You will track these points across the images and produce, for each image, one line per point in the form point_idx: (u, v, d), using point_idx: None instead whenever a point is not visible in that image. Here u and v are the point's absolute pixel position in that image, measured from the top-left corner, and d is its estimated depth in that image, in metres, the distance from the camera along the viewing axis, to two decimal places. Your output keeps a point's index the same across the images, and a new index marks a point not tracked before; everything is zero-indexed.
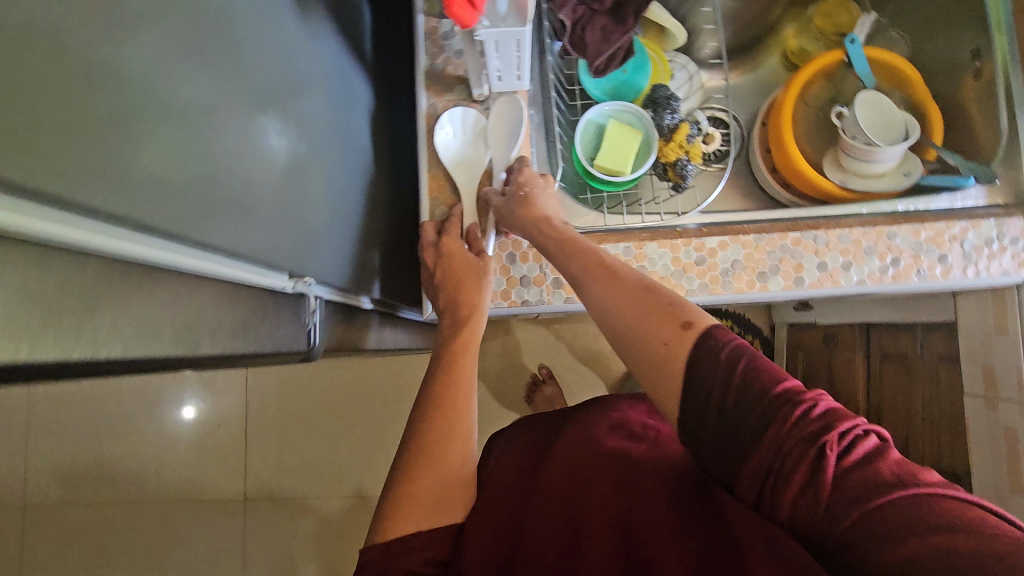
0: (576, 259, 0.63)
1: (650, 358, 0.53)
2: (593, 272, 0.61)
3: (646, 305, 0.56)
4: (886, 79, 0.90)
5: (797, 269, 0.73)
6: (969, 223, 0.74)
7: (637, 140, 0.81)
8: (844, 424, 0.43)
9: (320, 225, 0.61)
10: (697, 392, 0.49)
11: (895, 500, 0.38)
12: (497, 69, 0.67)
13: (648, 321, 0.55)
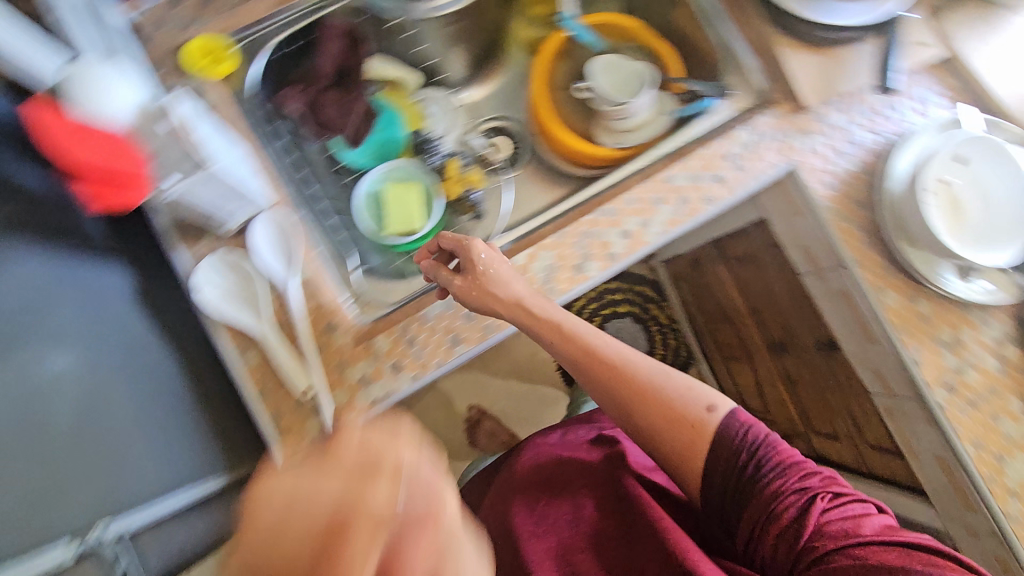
0: (600, 380, 0.71)
1: (669, 436, 0.68)
2: (619, 385, 0.70)
3: (665, 396, 0.69)
4: (616, 34, 0.95)
5: (604, 247, 0.76)
6: (724, 138, 0.82)
7: (415, 193, 0.82)
8: (837, 491, 0.61)
9: (124, 445, 0.61)
10: (714, 461, 0.65)
11: (865, 544, 0.56)
12: (220, 204, 0.62)
13: (671, 407, 0.68)
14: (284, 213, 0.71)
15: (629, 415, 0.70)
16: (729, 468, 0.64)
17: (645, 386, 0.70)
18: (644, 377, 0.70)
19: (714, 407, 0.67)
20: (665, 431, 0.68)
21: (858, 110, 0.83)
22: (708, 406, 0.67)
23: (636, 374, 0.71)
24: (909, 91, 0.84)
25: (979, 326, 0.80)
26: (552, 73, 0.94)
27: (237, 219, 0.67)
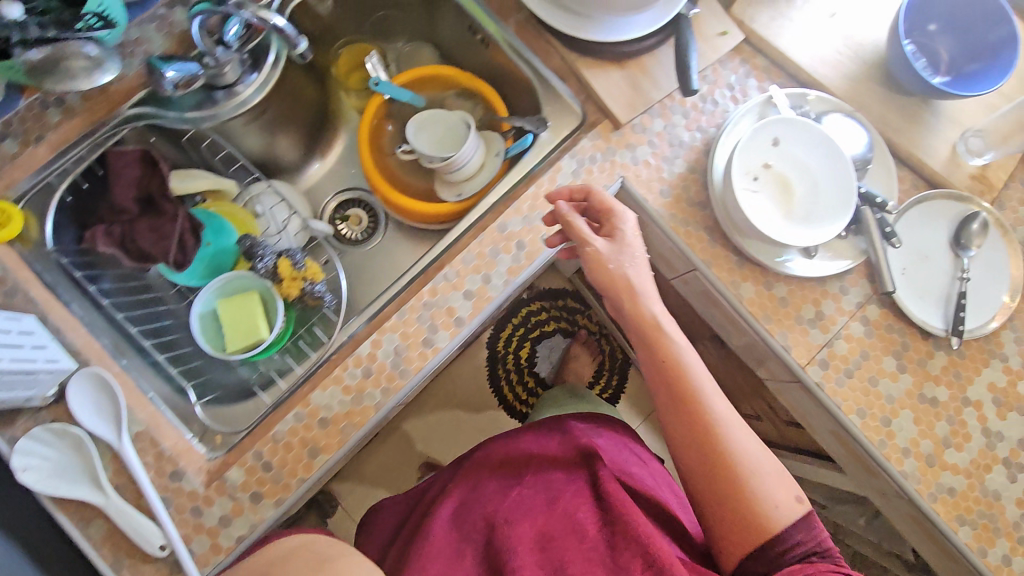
0: (686, 423, 0.69)
1: (731, 506, 0.66)
2: (700, 438, 0.68)
3: (751, 470, 0.66)
4: (433, 85, 0.94)
5: (450, 314, 0.75)
6: (552, 171, 0.80)
7: (249, 305, 0.80)
8: None
9: None
10: (767, 550, 0.63)
11: None
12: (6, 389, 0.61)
13: (752, 487, 0.66)
14: (95, 372, 0.69)
15: (704, 457, 0.68)
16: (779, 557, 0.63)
17: (738, 446, 0.68)
18: (739, 440, 0.68)
19: (802, 498, 0.66)
20: (726, 501, 0.66)
21: (676, 112, 0.83)
22: (795, 496, 0.66)
23: (728, 443, 0.67)
24: (718, 82, 0.84)
25: (839, 295, 0.81)
26: (377, 139, 0.92)
27: (44, 390, 0.67)
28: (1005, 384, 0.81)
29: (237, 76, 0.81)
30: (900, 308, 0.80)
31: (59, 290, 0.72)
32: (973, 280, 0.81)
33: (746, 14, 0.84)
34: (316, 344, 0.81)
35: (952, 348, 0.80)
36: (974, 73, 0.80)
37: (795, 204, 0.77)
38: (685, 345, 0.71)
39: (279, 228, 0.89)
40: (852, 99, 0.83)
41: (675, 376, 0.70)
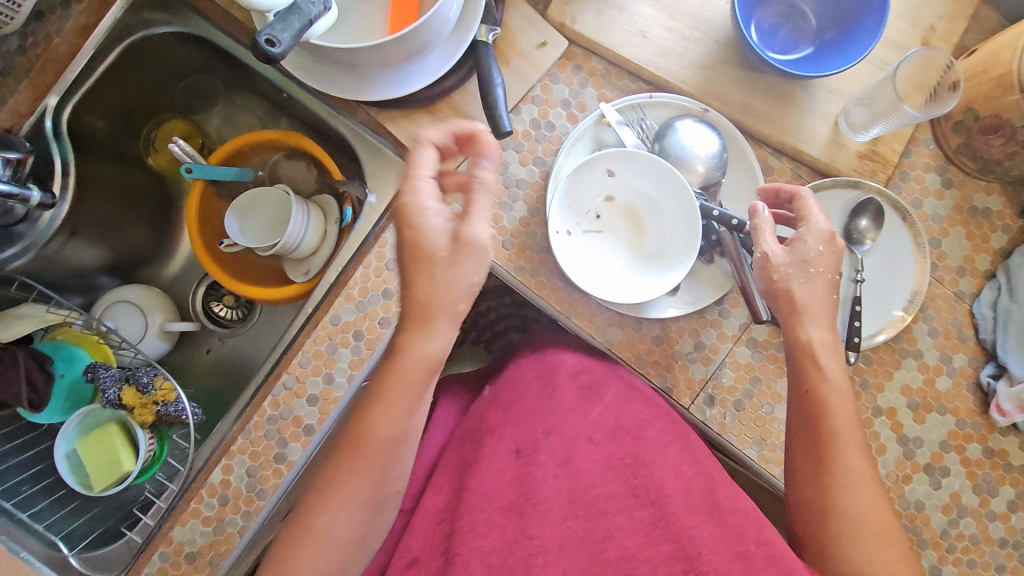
0: (803, 459, 0.59)
1: (825, 540, 0.56)
2: (824, 476, 0.57)
3: (870, 532, 0.56)
4: (256, 154, 0.87)
5: (297, 423, 0.72)
6: (377, 247, 0.73)
7: (112, 437, 0.78)
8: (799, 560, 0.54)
9: None
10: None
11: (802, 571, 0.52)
12: None
13: (861, 545, 0.55)
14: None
15: (826, 491, 0.57)
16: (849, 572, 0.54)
17: (868, 485, 0.57)
18: (869, 475, 0.58)
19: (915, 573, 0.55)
20: (822, 547, 0.56)
21: (507, 147, 0.72)
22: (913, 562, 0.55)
23: (848, 501, 0.56)
24: (550, 102, 0.73)
25: (720, 322, 0.71)
26: (208, 225, 0.84)
27: None
28: (921, 384, 0.72)
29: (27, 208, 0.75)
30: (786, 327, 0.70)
31: None
32: (869, 279, 0.71)
33: (566, 14, 0.72)
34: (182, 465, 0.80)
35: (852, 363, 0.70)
36: (833, 43, 0.69)
37: (641, 239, 0.68)
38: (834, 363, 0.61)
39: (135, 343, 0.88)
40: (705, 92, 0.71)
41: (816, 413, 0.59)
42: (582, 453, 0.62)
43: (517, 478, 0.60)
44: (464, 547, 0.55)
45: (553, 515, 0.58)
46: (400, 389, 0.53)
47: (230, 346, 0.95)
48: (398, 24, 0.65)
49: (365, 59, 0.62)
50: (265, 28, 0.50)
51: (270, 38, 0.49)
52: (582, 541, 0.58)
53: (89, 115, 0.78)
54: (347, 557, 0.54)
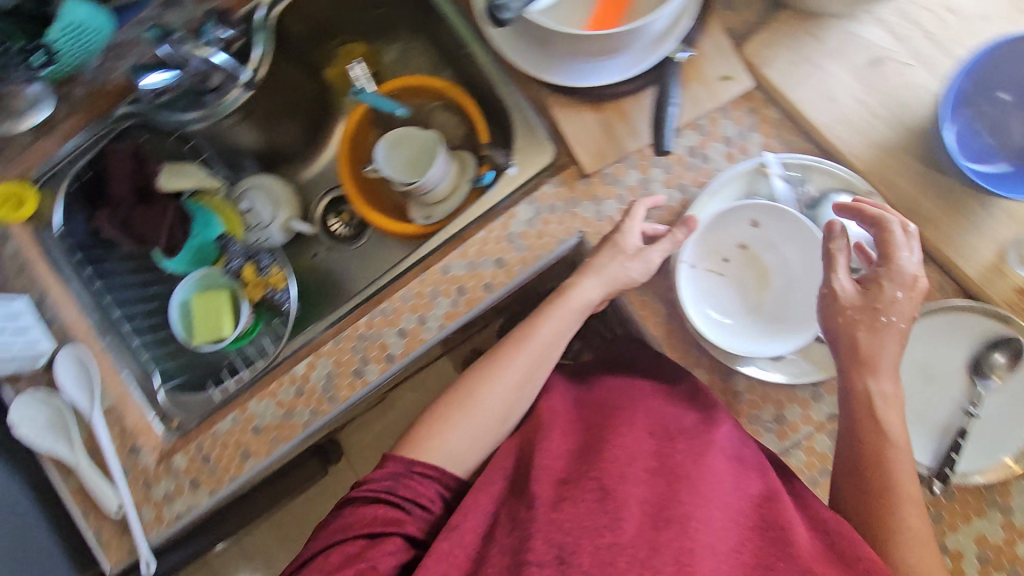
0: (854, 501, 0.58)
1: None
2: (879, 535, 0.56)
3: None
4: (418, 97, 0.92)
5: (382, 349, 0.77)
6: (505, 217, 0.76)
7: (221, 303, 0.87)
8: None
9: None
10: None
11: None
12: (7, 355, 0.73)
13: None
14: (92, 351, 0.81)
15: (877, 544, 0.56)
16: None
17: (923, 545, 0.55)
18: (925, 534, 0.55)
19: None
20: None
21: (657, 165, 0.73)
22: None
23: (902, 561, 0.54)
24: (714, 135, 0.73)
25: (810, 403, 0.69)
26: (359, 148, 0.93)
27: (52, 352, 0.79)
28: (1000, 540, 0.65)
29: (222, 80, 0.83)
30: None
31: (61, 269, 0.83)
32: (982, 415, 0.68)
33: (760, 57, 0.72)
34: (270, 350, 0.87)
35: (935, 493, 0.67)
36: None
37: (760, 297, 0.69)
38: (890, 415, 0.58)
39: (260, 229, 0.96)
40: (875, 174, 0.69)
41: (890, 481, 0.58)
42: (714, 451, 0.60)
43: (654, 452, 0.60)
44: (617, 492, 0.53)
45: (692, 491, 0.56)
46: (562, 311, 0.69)
47: (336, 257, 1.02)
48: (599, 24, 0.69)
49: (557, 40, 0.65)
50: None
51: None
52: (721, 527, 0.53)
53: (294, 18, 0.86)
54: (492, 429, 0.67)
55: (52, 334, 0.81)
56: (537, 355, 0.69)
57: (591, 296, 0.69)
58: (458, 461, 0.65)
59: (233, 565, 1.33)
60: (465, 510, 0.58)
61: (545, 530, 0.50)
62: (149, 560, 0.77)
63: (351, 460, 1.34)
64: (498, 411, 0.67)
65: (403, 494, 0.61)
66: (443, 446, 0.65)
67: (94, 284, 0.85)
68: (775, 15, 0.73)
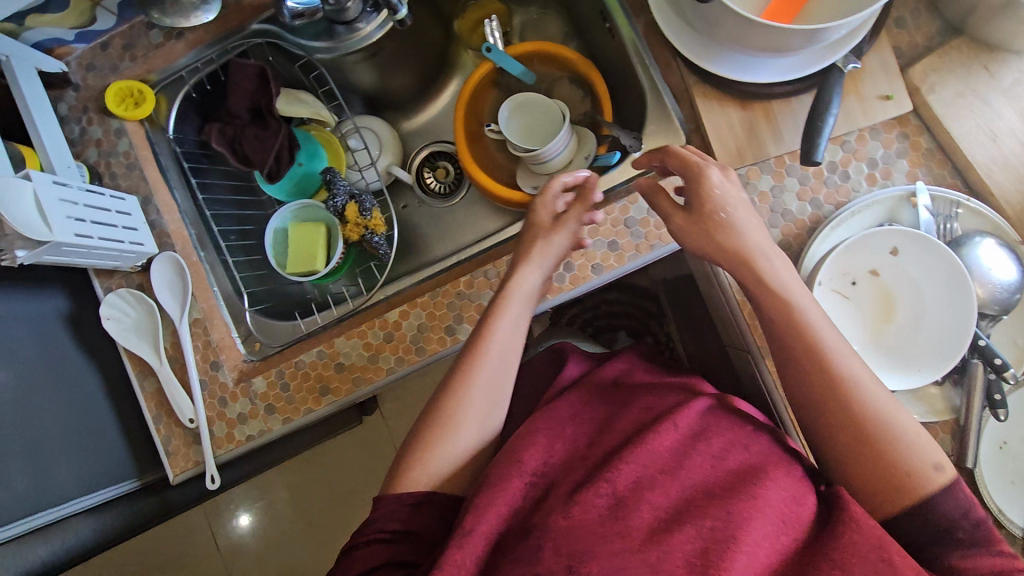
0: (794, 372, 0.56)
1: (864, 458, 0.52)
2: (824, 393, 0.54)
3: (887, 443, 0.52)
4: (546, 65, 0.90)
5: (478, 310, 0.76)
6: (626, 201, 0.75)
7: (317, 236, 0.86)
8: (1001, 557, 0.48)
9: (47, 440, 0.78)
10: (909, 500, 0.50)
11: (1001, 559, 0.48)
12: (111, 250, 0.68)
13: (894, 448, 0.52)
14: (189, 262, 0.80)
15: (826, 394, 0.54)
16: (941, 525, 0.50)
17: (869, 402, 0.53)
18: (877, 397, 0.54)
19: (941, 470, 0.50)
20: (865, 464, 0.52)
21: (792, 174, 0.72)
22: (932, 464, 0.50)
23: (858, 403, 0.53)
24: (858, 154, 0.71)
25: None
26: (476, 105, 0.91)
27: (154, 256, 0.78)
28: None
29: (358, 14, 0.81)
30: (982, 494, 0.65)
31: (167, 174, 0.83)
32: None
33: (926, 82, 0.69)
34: (360, 292, 0.88)
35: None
36: None
37: (884, 327, 0.67)
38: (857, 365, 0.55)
39: (363, 171, 0.95)
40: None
41: None
42: (724, 458, 0.54)
43: (673, 449, 0.55)
44: (630, 500, 0.50)
45: (707, 494, 0.51)
46: (509, 304, 0.68)
47: (425, 211, 1.01)
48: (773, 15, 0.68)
49: (730, 26, 0.63)
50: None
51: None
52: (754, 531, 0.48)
53: None
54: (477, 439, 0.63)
55: (153, 238, 0.80)
56: (500, 357, 0.66)
57: (535, 281, 0.71)
58: (453, 484, 0.60)
59: (256, 496, 1.35)
60: (481, 512, 0.52)
61: (557, 538, 0.47)
62: (214, 475, 0.78)
63: (386, 415, 1.34)
64: (479, 422, 0.63)
65: (394, 526, 0.56)
66: (425, 473, 0.60)
67: (199, 196, 0.85)
68: (946, 42, 0.70)
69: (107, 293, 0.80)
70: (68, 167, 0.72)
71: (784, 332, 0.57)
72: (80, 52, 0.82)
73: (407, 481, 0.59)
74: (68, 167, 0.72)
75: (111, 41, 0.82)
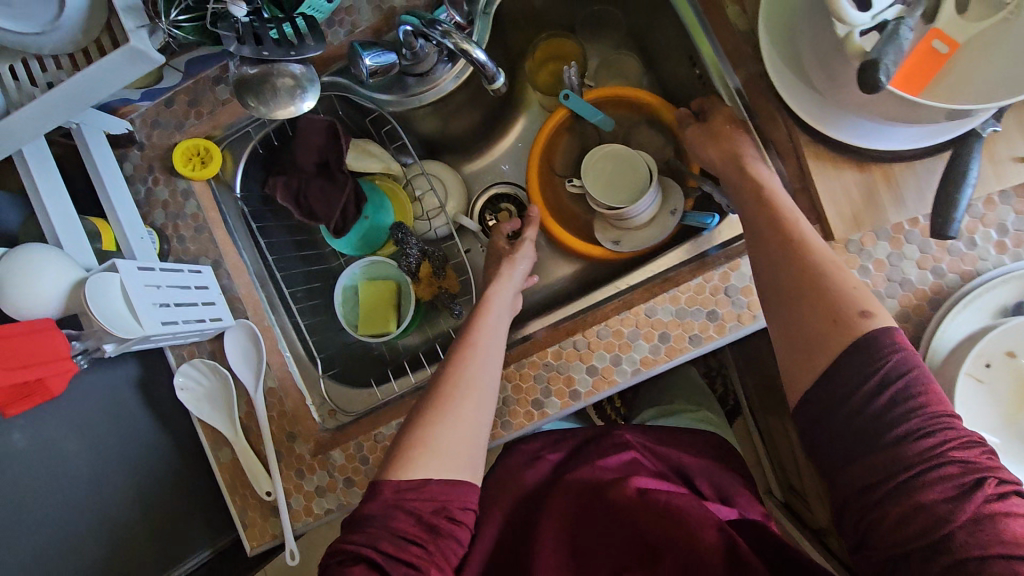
0: (765, 251, 0.60)
1: (806, 306, 0.55)
2: (775, 241, 0.59)
3: (822, 290, 0.55)
4: (625, 109, 0.85)
5: (568, 383, 0.72)
6: (727, 267, 0.70)
7: (388, 295, 0.83)
8: (967, 467, 0.47)
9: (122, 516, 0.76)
10: (851, 350, 0.51)
11: (968, 481, 0.46)
12: (194, 330, 0.65)
13: (835, 286, 0.54)
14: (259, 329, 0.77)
15: (774, 266, 0.58)
16: (875, 371, 0.50)
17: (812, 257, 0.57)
18: (818, 250, 0.57)
19: (867, 314, 0.52)
20: (806, 304, 0.55)
21: (911, 241, 0.66)
22: (858, 309, 0.52)
23: (811, 251, 0.57)
24: (986, 219, 0.65)
25: None
26: (549, 153, 0.86)
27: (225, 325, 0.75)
28: None
29: (433, 65, 0.76)
30: None
31: (235, 235, 0.80)
32: None
33: None
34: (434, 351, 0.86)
35: None
36: None
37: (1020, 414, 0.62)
38: (818, 240, 0.59)
39: (430, 220, 0.90)
40: None
41: None
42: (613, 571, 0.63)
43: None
44: None
45: None
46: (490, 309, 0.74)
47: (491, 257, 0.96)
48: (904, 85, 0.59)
49: (854, 93, 0.57)
50: (875, 58, 0.44)
51: (884, 69, 0.44)
52: None
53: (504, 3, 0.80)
54: (474, 412, 0.64)
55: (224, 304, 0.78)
56: (486, 349, 0.69)
57: (509, 297, 0.76)
58: (457, 453, 0.61)
59: None
60: None
61: None
62: (293, 551, 0.74)
63: None
64: (479, 395, 0.65)
65: (384, 546, 0.55)
66: (431, 449, 0.60)
67: (268, 256, 0.82)
68: None
69: (178, 366, 0.78)
70: (142, 239, 0.69)
71: (756, 210, 0.63)
72: (144, 109, 0.79)
73: (405, 463, 0.59)
74: (141, 239, 0.69)
75: (176, 97, 0.78)
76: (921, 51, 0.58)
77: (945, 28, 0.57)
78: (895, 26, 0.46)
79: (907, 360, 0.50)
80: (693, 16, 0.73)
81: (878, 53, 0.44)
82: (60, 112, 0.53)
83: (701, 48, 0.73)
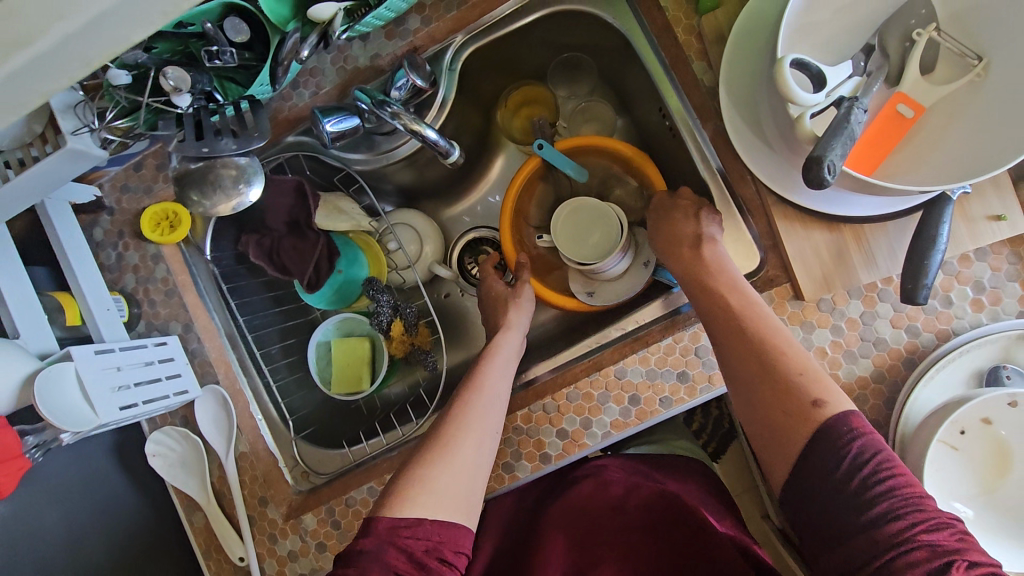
0: (720, 325, 0.61)
1: (765, 397, 0.57)
2: (730, 318, 0.60)
3: (779, 377, 0.56)
4: (597, 157, 0.83)
5: (538, 446, 0.71)
6: (697, 327, 0.69)
7: (361, 354, 0.84)
8: (942, 550, 0.45)
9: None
10: (813, 442, 0.52)
11: (942, 566, 0.44)
12: (153, 405, 0.67)
13: (793, 374, 0.56)
14: (231, 396, 0.77)
15: (731, 353, 0.60)
16: (835, 462, 0.50)
17: (771, 340, 0.58)
18: (773, 334, 0.59)
19: (821, 404, 0.53)
20: (769, 396, 0.56)
21: (885, 300, 0.64)
22: (811, 399, 0.53)
23: (766, 332, 0.59)
24: (962, 277, 0.63)
25: None
26: (523, 202, 0.85)
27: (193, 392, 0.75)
28: None
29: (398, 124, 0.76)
30: None
31: (206, 297, 0.80)
32: None
33: None
34: (407, 406, 0.86)
35: None
36: None
37: (996, 480, 0.60)
38: (774, 321, 0.60)
39: (405, 272, 0.90)
40: None
41: None
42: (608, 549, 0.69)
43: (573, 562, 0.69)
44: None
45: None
46: (492, 360, 0.72)
47: (467, 305, 0.95)
48: (859, 167, 0.58)
49: None
50: (822, 152, 0.47)
51: (830, 163, 0.47)
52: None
53: (475, 60, 0.77)
54: (479, 466, 0.63)
55: (195, 368, 0.78)
56: (493, 395, 0.68)
57: (516, 342, 0.75)
58: (453, 500, 0.58)
59: None
60: None
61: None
62: None
63: None
64: (477, 464, 0.62)
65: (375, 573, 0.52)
66: (432, 491, 0.58)
67: (238, 316, 0.80)
68: None
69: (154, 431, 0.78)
70: (108, 310, 0.69)
71: (721, 286, 0.63)
72: (114, 173, 0.79)
73: (405, 497, 0.57)
74: (107, 311, 0.70)
75: (145, 162, 0.78)
76: (888, 114, 0.56)
77: (911, 91, 0.55)
78: (847, 110, 0.48)
79: (872, 444, 0.50)
80: (659, 68, 0.71)
81: (824, 150, 0.46)
82: (33, 195, 0.54)
83: (670, 101, 0.71)
